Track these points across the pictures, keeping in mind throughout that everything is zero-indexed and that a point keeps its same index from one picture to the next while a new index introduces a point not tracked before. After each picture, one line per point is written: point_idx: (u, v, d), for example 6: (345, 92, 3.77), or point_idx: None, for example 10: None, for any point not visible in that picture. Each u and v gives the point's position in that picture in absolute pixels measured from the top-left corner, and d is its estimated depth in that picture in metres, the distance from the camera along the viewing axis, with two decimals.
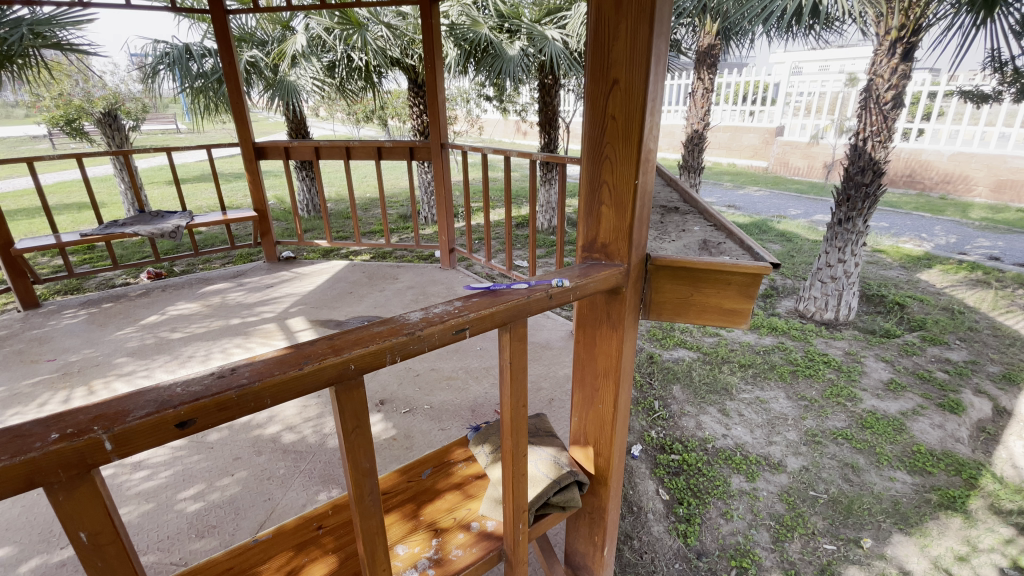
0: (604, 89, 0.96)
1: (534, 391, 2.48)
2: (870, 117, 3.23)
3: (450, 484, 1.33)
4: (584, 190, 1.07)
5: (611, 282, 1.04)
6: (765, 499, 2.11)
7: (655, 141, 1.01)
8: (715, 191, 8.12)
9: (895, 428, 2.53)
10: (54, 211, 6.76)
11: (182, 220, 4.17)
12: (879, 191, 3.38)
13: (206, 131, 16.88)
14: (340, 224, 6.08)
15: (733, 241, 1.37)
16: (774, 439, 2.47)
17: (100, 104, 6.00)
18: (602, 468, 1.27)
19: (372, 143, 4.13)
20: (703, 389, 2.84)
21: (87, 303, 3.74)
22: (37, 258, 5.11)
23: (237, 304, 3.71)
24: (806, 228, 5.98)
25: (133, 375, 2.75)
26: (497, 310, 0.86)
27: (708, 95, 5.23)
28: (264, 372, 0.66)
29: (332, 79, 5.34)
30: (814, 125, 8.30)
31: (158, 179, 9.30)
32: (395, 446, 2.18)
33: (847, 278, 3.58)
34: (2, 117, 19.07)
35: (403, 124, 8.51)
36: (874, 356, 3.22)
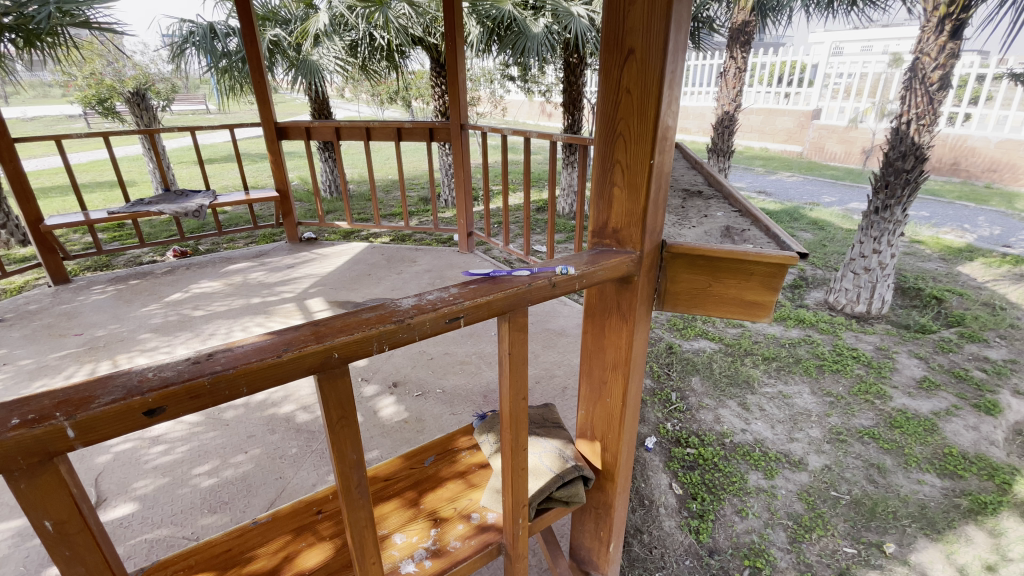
0: (619, 60, 0.88)
1: (548, 378, 2.44)
2: (914, 99, 3.02)
3: (453, 473, 1.30)
4: (595, 171, 1.00)
5: (621, 270, 0.97)
6: (784, 497, 2.03)
7: (673, 117, 0.93)
8: (744, 177, 7.84)
9: (926, 429, 2.40)
10: (89, 189, 6.97)
11: (205, 199, 4.21)
12: (921, 177, 3.17)
13: (234, 112, 17.11)
14: (361, 206, 6.09)
15: (758, 227, 1.28)
16: (796, 436, 2.38)
17: (129, 84, 6.09)
18: (609, 463, 1.22)
19: (392, 124, 4.08)
20: (723, 382, 2.75)
21: (115, 280, 3.84)
22: (70, 235, 5.28)
23: (258, 283, 3.75)
24: (839, 216, 5.72)
25: (156, 351, 2.80)
26: (495, 298, 0.81)
27: (741, 74, 4.99)
28: (241, 359, 0.62)
29: (355, 58, 5.28)
30: (854, 108, 7.90)
31: (186, 159, 9.48)
32: (405, 429, 2.17)
33: (882, 270, 3.40)
34: (40, 95, 19.66)
35: (426, 104, 8.43)
36: (907, 352, 3.06)
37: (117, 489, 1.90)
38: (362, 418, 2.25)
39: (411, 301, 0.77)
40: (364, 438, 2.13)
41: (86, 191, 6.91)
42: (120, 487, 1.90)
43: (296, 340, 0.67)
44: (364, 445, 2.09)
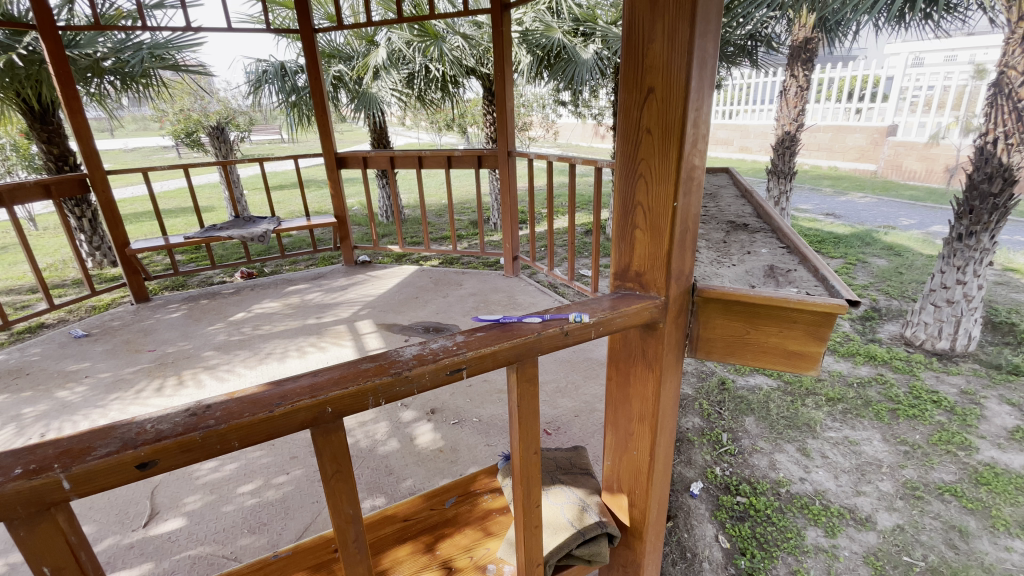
0: (638, 99, 0.84)
1: (588, 412, 2.35)
2: (1000, 115, 2.73)
3: (473, 518, 1.26)
4: (617, 212, 0.94)
5: (644, 316, 0.91)
6: (847, 560, 1.82)
7: (701, 155, 0.86)
8: (809, 198, 7.43)
9: (1019, 488, 2.10)
10: (175, 215, 7.67)
11: (270, 225, 4.47)
12: (1011, 202, 2.85)
13: (303, 141, 18.34)
14: (413, 231, 6.29)
15: (807, 267, 1.17)
16: (863, 490, 2.14)
17: (212, 119, 6.69)
18: (638, 520, 1.14)
19: (443, 152, 4.19)
20: (780, 423, 2.56)
21: (188, 300, 4.14)
22: (154, 258, 5.81)
23: (313, 304, 3.91)
24: (919, 241, 5.26)
25: (216, 369, 2.97)
26: (499, 349, 0.77)
27: (803, 93, 4.74)
28: (234, 414, 0.62)
29: (411, 90, 5.53)
30: (935, 122, 7.31)
31: (259, 186, 10.28)
32: (440, 458, 2.16)
33: (967, 303, 3.07)
34: (142, 130, 22.19)
35: (480, 130, 8.66)
36: (998, 398, 2.71)
37: (169, 503, 1.98)
38: (398, 444, 2.26)
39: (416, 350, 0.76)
40: (399, 466, 2.12)
41: (173, 216, 7.61)
42: (171, 502, 1.99)
43: (292, 390, 0.66)
44: (399, 473, 2.08)
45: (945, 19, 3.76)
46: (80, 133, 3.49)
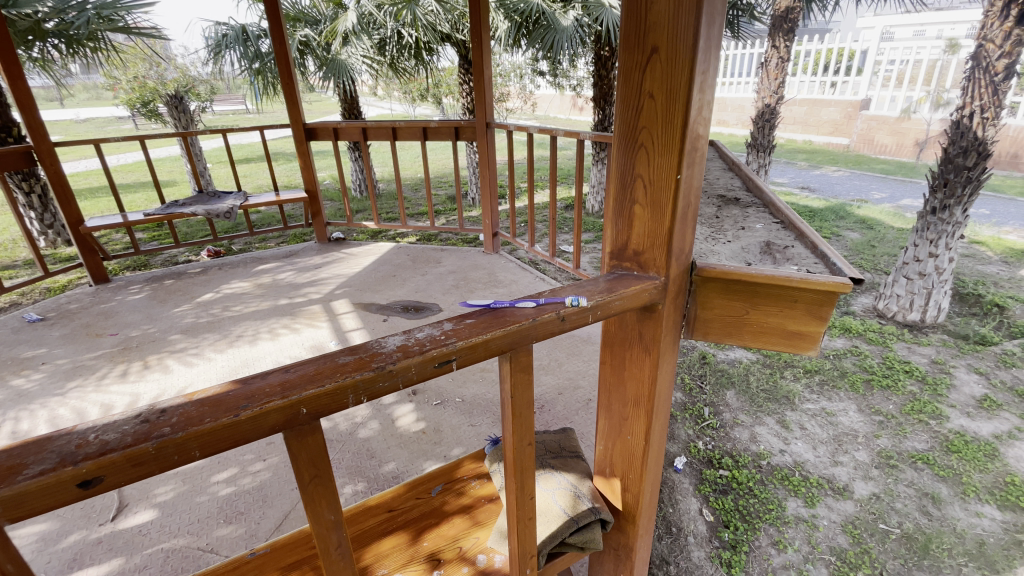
0: (641, 60, 0.76)
1: (571, 389, 2.33)
2: (976, 89, 2.75)
3: (460, 507, 1.22)
4: (614, 186, 0.88)
5: (643, 298, 0.86)
6: (826, 529, 1.86)
7: (705, 123, 0.80)
8: (785, 172, 7.50)
9: (987, 454, 2.18)
10: (133, 190, 7.27)
11: (236, 200, 4.26)
12: (984, 175, 2.89)
13: (270, 111, 17.57)
14: (388, 206, 6.11)
15: (804, 244, 1.13)
16: (840, 460, 2.19)
17: (169, 87, 6.30)
18: (631, 504, 1.11)
19: (417, 123, 4.02)
20: (760, 396, 2.59)
21: (151, 280, 3.93)
22: (113, 236, 5.51)
23: (286, 284, 3.76)
24: (890, 214, 5.36)
25: (184, 353, 2.84)
26: (491, 337, 0.71)
27: (784, 64, 4.69)
28: (192, 420, 0.54)
29: (383, 57, 5.28)
30: (907, 97, 7.40)
31: (223, 159, 9.82)
32: (422, 440, 2.11)
33: (939, 276, 3.13)
34: (95, 99, 20.90)
35: (456, 101, 8.39)
36: (966, 367, 2.79)
37: (139, 495, 1.89)
38: (379, 427, 2.19)
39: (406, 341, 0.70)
40: (381, 449, 2.07)
41: (132, 191, 7.21)
42: (141, 493, 1.90)
43: (267, 383, 0.60)
44: (381, 456, 2.03)
45: None
46: (22, 101, 3.20)
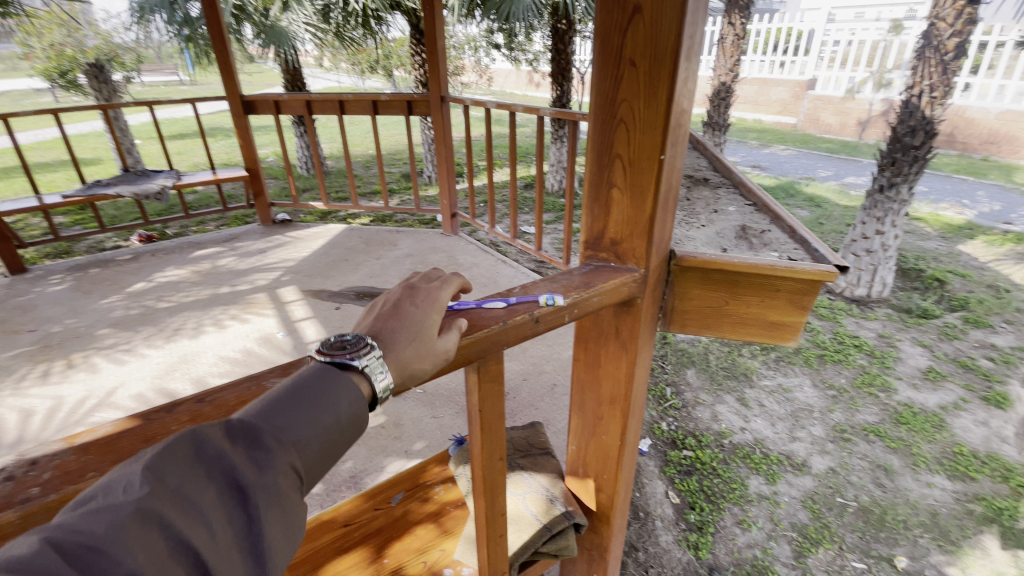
0: (620, 20, 0.66)
1: (536, 375, 2.27)
2: (926, 69, 2.83)
3: (425, 515, 1.14)
4: (588, 168, 0.78)
5: (622, 293, 0.78)
6: (787, 506, 1.90)
7: (690, 97, 0.71)
8: (738, 151, 7.64)
9: (934, 425, 2.29)
10: (49, 169, 6.57)
11: (168, 180, 3.89)
12: (928, 154, 2.99)
13: (205, 82, 16.32)
14: (339, 185, 5.80)
15: (780, 227, 1.08)
16: (798, 435, 2.24)
17: (88, 55, 5.88)
18: (605, 506, 1.05)
19: (367, 96, 3.76)
20: (720, 374, 2.62)
21: (73, 269, 3.55)
22: (27, 220, 4.97)
23: (228, 270, 3.49)
24: (836, 192, 5.56)
25: (114, 350, 2.57)
26: (455, 348, 0.61)
27: (739, 42, 4.70)
28: (71, 478, 0.46)
29: (328, 24, 4.92)
30: (850, 78, 7.67)
31: (154, 135, 9.05)
32: (383, 436, 2.00)
33: (884, 253, 3.25)
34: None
35: (408, 74, 8.01)
36: (910, 340, 2.93)
37: None
38: None
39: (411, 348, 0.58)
40: None
41: (47, 170, 6.52)
42: None
43: (183, 415, 0.53)
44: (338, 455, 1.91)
45: None
46: None
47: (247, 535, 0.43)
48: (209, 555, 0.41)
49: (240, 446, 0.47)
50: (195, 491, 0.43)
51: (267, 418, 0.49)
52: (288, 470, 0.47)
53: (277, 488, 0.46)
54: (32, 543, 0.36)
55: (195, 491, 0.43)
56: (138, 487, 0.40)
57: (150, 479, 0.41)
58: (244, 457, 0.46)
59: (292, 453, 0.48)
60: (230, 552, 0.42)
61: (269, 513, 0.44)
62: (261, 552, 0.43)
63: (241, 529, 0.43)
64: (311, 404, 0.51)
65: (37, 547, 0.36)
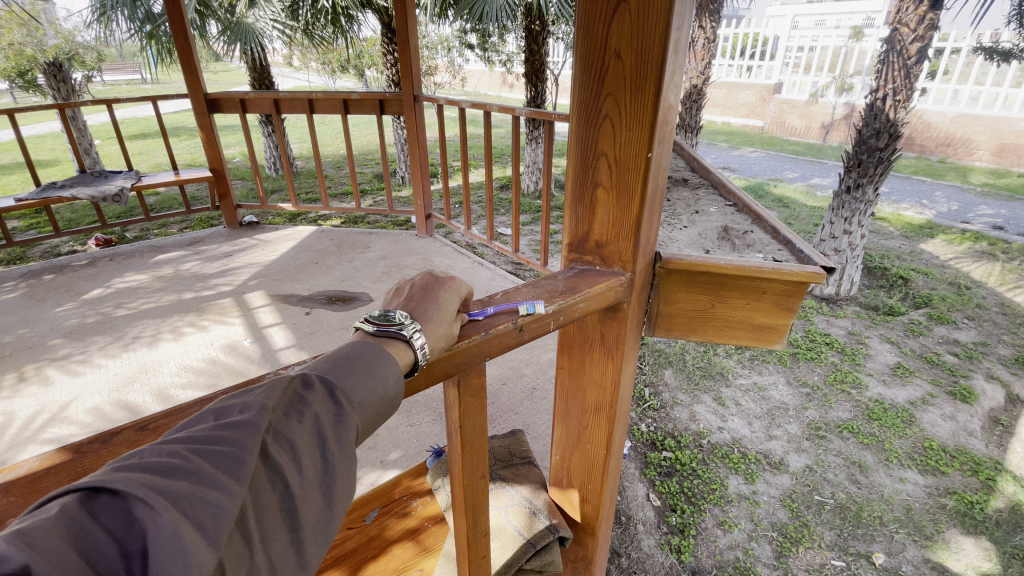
0: (605, 10, 0.63)
1: (515, 379, 2.22)
2: (890, 72, 2.90)
3: (402, 533, 1.08)
4: (571, 168, 0.75)
5: (609, 298, 0.75)
6: (766, 505, 1.90)
7: (676, 92, 0.68)
8: (709, 153, 7.78)
9: (904, 420, 2.35)
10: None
11: (126, 180, 3.70)
12: (892, 156, 3.08)
13: (166, 80, 15.74)
14: (310, 186, 5.65)
15: (762, 228, 1.07)
16: (774, 434, 2.26)
17: (47, 53, 5.51)
18: (590, 517, 1.02)
19: (337, 95, 3.66)
20: (697, 374, 2.63)
21: (22, 274, 3.34)
22: None
23: (191, 275, 3.34)
24: (804, 193, 5.71)
25: (67, 361, 2.42)
26: (432, 361, 0.56)
27: (710, 45, 4.77)
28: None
29: (296, 22, 4.79)
30: (814, 82, 7.91)
31: (112, 134, 8.67)
32: (357, 446, 1.93)
33: (852, 252, 3.34)
34: None
35: (379, 74, 7.88)
36: (879, 337, 3.00)
37: None
38: None
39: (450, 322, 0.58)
40: None
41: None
42: None
43: (122, 444, 0.50)
44: None
45: None
46: None
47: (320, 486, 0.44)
48: (297, 496, 0.42)
49: (320, 393, 0.47)
50: (289, 430, 0.43)
51: (343, 372, 0.50)
52: (356, 429, 0.47)
53: (349, 445, 0.46)
54: (168, 452, 0.37)
55: (288, 434, 0.43)
56: (255, 418, 0.41)
57: (263, 413, 0.41)
58: (324, 406, 0.46)
59: (357, 417, 0.48)
60: (311, 491, 0.43)
61: (340, 470, 0.45)
62: (329, 504, 0.44)
63: (320, 472, 0.44)
64: (376, 370, 0.51)
65: (175, 455, 0.36)
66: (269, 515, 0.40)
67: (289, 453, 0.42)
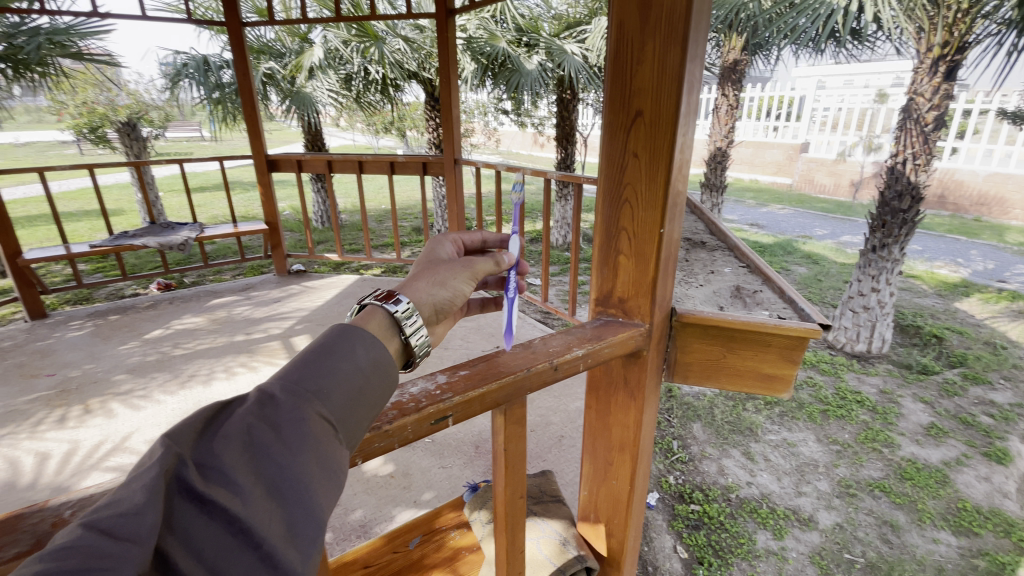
0: (625, 121, 0.81)
1: (544, 427, 2.31)
2: (909, 138, 3.02)
3: (441, 560, 1.18)
4: (598, 238, 0.91)
5: (630, 345, 0.88)
6: (795, 562, 1.89)
7: (684, 180, 0.85)
8: (736, 209, 7.92)
9: (937, 480, 2.31)
10: (74, 219, 6.86)
11: (191, 232, 4.09)
12: (916, 217, 3.16)
13: (226, 139, 17.16)
14: (352, 237, 6.04)
15: (771, 288, 1.20)
16: (804, 490, 2.26)
17: (122, 114, 6.20)
18: (616, 550, 1.10)
19: (385, 157, 4.02)
20: (725, 428, 2.65)
21: (93, 315, 3.68)
22: (50, 268, 5.16)
23: (243, 319, 3.61)
24: (833, 250, 5.74)
25: (130, 396, 2.64)
26: (488, 391, 0.71)
27: (733, 111, 5.02)
28: None
29: (350, 91, 5.31)
30: (841, 142, 8.03)
31: (176, 188, 9.49)
32: (392, 485, 2.03)
33: (881, 309, 3.35)
34: (28, 122, 19.91)
35: (420, 135, 8.48)
36: (912, 396, 2.96)
37: None
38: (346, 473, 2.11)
39: (469, 285, 0.74)
40: (347, 496, 1.98)
41: (72, 220, 6.81)
42: None
43: None
44: (348, 504, 1.94)
45: (857, 50, 4.15)
46: None
47: (279, 488, 0.42)
48: (243, 514, 0.39)
49: (255, 410, 0.46)
50: (219, 453, 0.42)
51: (283, 379, 0.49)
52: (314, 416, 0.47)
53: (308, 432, 0.45)
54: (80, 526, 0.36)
55: (219, 457, 0.42)
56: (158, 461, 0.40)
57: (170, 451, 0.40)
58: (263, 414, 0.46)
59: (320, 405, 0.48)
60: (264, 503, 0.41)
61: (303, 462, 0.44)
62: (298, 497, 0.42)
63: (270, 483, 0.42)
64: (334, 354, 0.52)
65: (74, 534, 0.35)
66: (224, 537, 0.39)
67: (223, 477, 0.41)
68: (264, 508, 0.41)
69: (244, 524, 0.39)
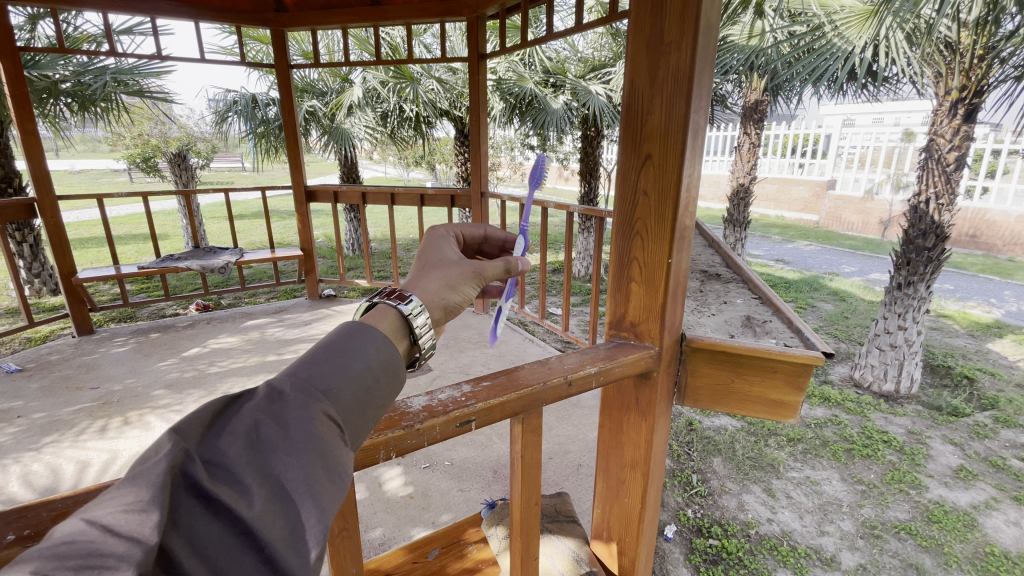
0: (636, 163, 0.90)
1: (561, 455, 2.35)
2: (931, 178, 3.03)
3: (460, 570, 1.23)
4: (612, 267, 1.00)
5: (641, 365, 0.95)
6: None
7: (692, 216, 0.93)
8: (761, 245, 7.90)
9: (965, 524, 2.24)
10: (123, 242, 7.30)
11: (231, 256, 4.33)
12: (942, 255, 3.15)
13: (267, 170, 18.06)
14: (381, 265, 6.26)
15: (780, 319, 1.25)
16: (826, 530, 2.21)
17: (174, 146, 6.64)
18: (627, 569, 1.14)
19: (416, 189, 4.22)
20: (746, 464, 2.63)
21: (136, 333, 3.90)
22: (99, 287, 5.49)
23: (274, 340, 3.77)
24: (860, 287, 5.67)
25: (167, 410, 2.79)
26: (508, 400, 0.79)
27: (755, 149, 5.10)
28: None
29: (385, 128, 5.60)
30: (869, 179, 7.97)
31: (218, 215, 10.01)
32: (411, 505, 2.09)
33: (909, 347, 3.30)
34: (88, 151, 21.40)
35: (449, 168, 8.81)
36: (941, 438, 2.88)
37: None
38: (367, 491, 2.17)
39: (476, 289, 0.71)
40: (367, 514, 2.04)
41: (121, 243, 7.25)
42: None
43: None
44: (368, 522, 2.00)
45: (879, 91, 4.21)
46: (30, 153, 3.31)
47: (286, 490, 0.39)
48: (248, 516, 0.36)
49: (262, 406, 0.43)
50: (223, 450, 0.39)
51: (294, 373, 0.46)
52: (324, 414, 0.44)
53: (317, 430, 0.42)
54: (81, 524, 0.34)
55: (222, 455, 0.39)
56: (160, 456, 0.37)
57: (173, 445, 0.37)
58: (270, 410, 0.42)
59: (329, 404, 0.45)
60: (269, 508, 0.38)
61: (309, 464, 0.40)
62: (303, 501, 0.39)
63: (275, 487, 0.39)
64: (346, 352, 0.49)
65: (75, 528, 0.33)
66: (225, 539, 0.36)
67: (227, 477, 0.38)
68: (268, 512, 0.38)
69: (247, 525, 0.36)
